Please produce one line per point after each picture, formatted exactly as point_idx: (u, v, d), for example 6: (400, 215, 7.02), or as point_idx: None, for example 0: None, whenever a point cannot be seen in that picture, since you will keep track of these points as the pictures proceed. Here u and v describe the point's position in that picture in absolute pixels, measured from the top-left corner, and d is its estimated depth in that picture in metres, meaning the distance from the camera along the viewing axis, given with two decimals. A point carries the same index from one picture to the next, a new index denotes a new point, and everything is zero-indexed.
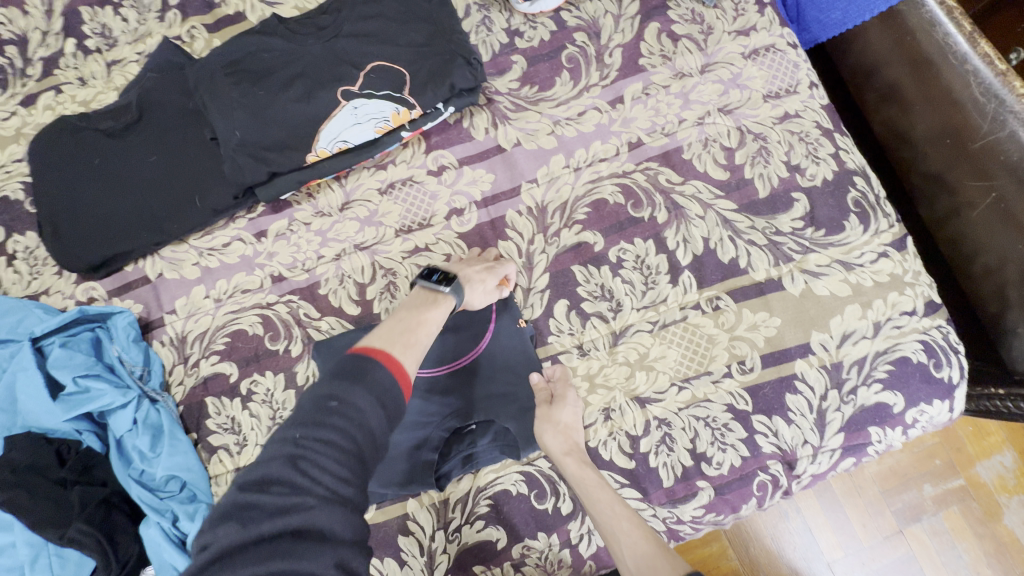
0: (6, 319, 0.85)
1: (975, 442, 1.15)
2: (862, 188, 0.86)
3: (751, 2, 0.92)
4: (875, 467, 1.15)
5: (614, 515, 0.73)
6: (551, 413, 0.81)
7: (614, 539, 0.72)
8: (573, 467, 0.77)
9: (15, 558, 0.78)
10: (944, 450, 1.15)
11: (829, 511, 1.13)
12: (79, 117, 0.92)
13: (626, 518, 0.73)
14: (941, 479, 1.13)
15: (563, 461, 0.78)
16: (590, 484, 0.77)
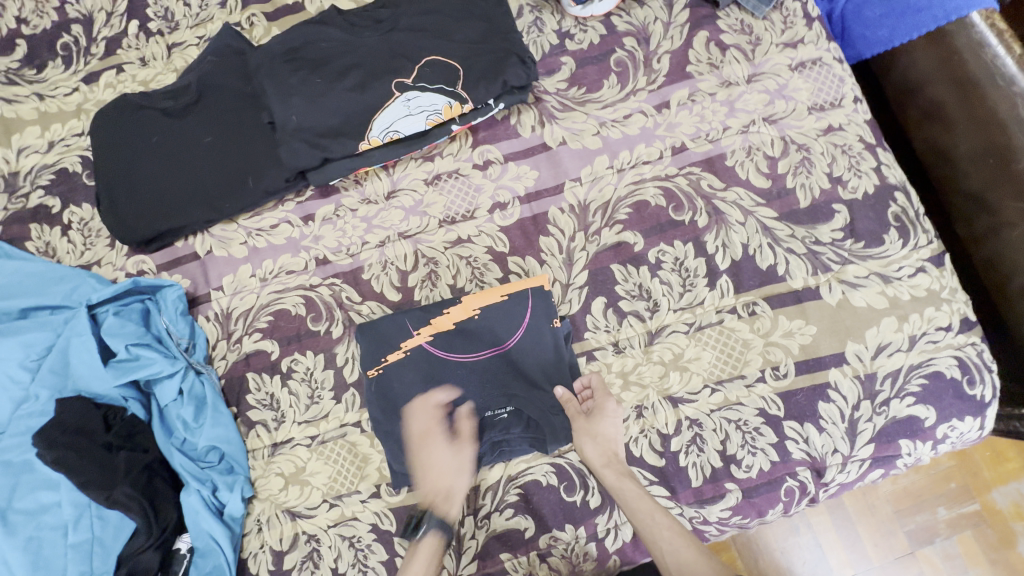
0: (61, 286, 0.89)
1: (991, 467, 1.14)
2: (902, 204, 0.88)
3: (800, 15, 0.93)
4: (889, 487, 1.14)
5: (656, 521, 0.76)
6: (590, 424, 0.83)
7: (655, 543, 0.75)
8: (611, 477, 0.80)
9: (59, 518, 0.79)
10: (960, 474, 1.14)
11: (841, 528, 1.13)
12: (140, 96, 0.95)
13: (666, 525, 0.77)
14: (956, 502, 1.13)
15: (602, 470, 0.81)
16: (628, 491, 0.79)
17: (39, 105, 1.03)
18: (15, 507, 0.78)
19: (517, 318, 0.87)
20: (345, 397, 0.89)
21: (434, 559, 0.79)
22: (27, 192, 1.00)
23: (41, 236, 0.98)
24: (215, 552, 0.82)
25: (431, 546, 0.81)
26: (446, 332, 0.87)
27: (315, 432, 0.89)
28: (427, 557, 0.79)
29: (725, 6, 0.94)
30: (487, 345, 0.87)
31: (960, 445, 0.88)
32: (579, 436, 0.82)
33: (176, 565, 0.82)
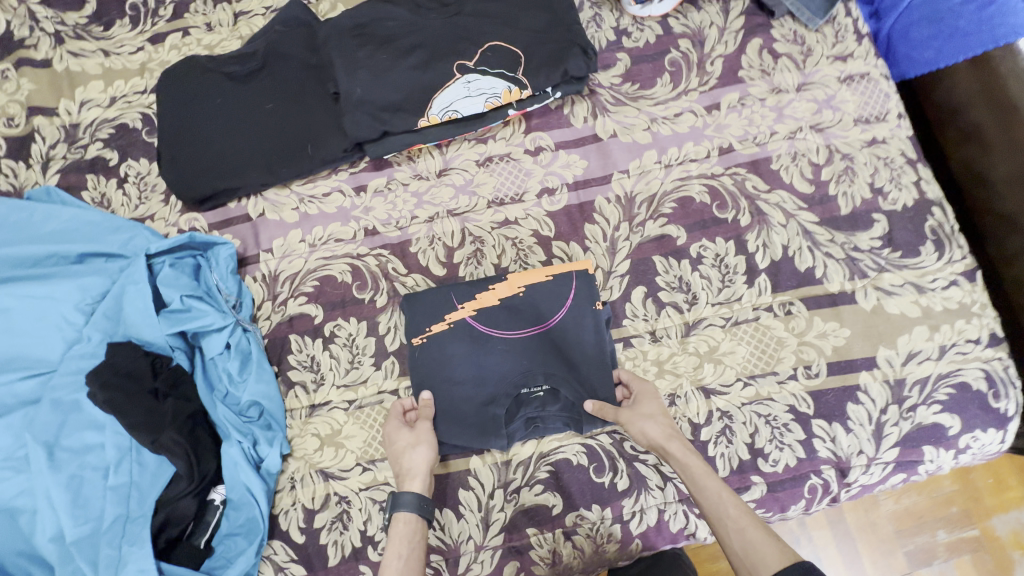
0: (118, 236, 0.90)
1: (993, 494, 1.15)
2: (940, 218, 0.90)
3: (852, 31, 0.97)
4: (890, 506, 1.15)
5: (720, 499, 0.71)
6: (637, 408, 0.82)
7: (720, 522, 0.70)
8: (677, 451, 0.77)
9: (101, 459, 0.81)
10: (960, 498, 1.15)
11: (840, 543, 1.14)
12: (207, 60, 0.99)
13: (734, 506, 0.70)
14: (956, 526, 1.14)
15: (665, 445, 0.78)
16: (697, 467, 0.75)
17: (103, 61, 1.05)
18: (62, 444, 0.80)
19: (560, 298, 0.89)
20: (385, 365, 0.91)
21: (411, 540, 0.75)
22: (85, 144, 1.02)
23: (97, 187, 1.00)
24: (249, 505, 0.84)
25: (405, 526, 0.76)
26: (490, 308, 0.90)
27: (353, 397, 0.91)
28: (402, 541, 0.75)
29: (779, 16, 0.98)
30: (529, 322, 0.89)
31: (980, 458, 0.89)
32: (631, 422, 0.80)
33: (209, 515, 0.85)
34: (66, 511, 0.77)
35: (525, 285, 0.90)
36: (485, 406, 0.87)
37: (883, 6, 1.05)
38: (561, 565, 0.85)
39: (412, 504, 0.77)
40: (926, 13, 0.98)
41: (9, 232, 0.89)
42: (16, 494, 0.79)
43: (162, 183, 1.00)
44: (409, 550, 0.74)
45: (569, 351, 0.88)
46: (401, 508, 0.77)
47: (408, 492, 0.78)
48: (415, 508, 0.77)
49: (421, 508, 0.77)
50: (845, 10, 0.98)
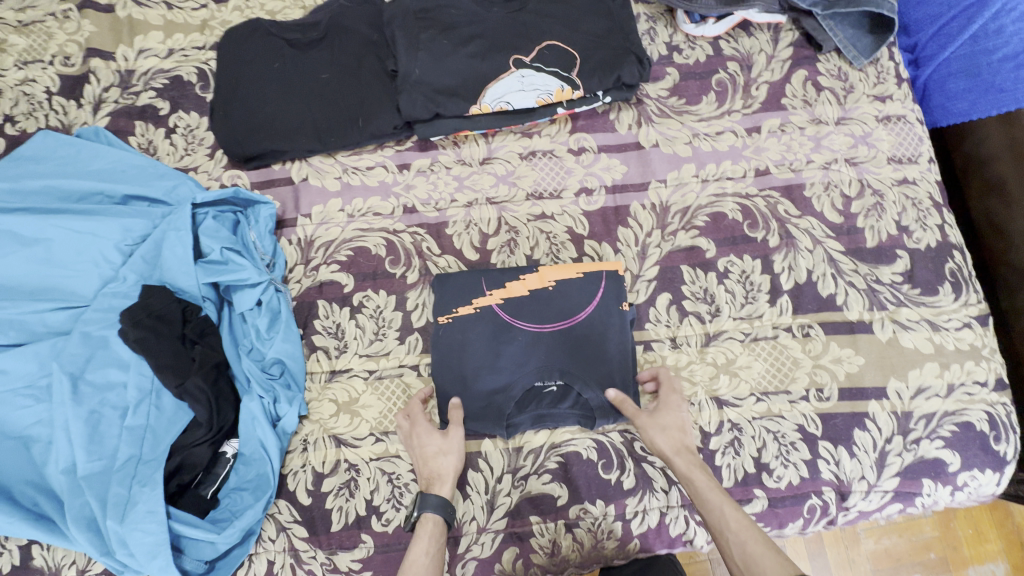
0: (163, 183, 0.92)
1: (971, 544, 1.17)
2: (959, 262, 0.94)
3: (893, 74, 1.02)
4: (871, 546, 1.17)
5: (722, 513, 0.73)
6: (653, 418, 0.83)
7: (721, 534, 0.72)
8: (683, 467, 0.79)
9: (122, 399, 0.82)
10: (940, 545, 1.17)
11: None
12: (271, 24, 1.01)
13: (736, 519, 0.72)
14: (932, 572, 1.16)
15: (671, 458, 0.80)
16: (701, 480, 0.77)
17: (166, 14, 1.07)
18: (86, 378, 0.81)
19: (587, 296, 0.91)
20: (409, 340, 0.93)
21: (435, 544, 0.77)
22: (137, 90, 1.03)
23: (144, 133, 1.01)
24: (260, 461, 0.85)
25: (430, 525, 0.78)
26: (518, 299, 0.91)
27: (374, 367, 0.92)
28: (429, 541, 0.77)
29: (826, 51, 1.02)
30: (556, 317, 0.90)
31: (975, 499, 0.91)
32: (645, 428, 0.82)
33: (219, 467, 0.86)
34: (83, 444, 0.78)
35: (555, 280, 0.92)
36: (498, 393, 0.88)
37: (923, 56, 1.08)
38: (559, 557, 0.86)
39: (438, 505, 0.79)
40: (964, 66, 1.02)
41: (56, 164, 0.91)
42: (33, 423, 0.80)
43: (210, 137, 1.01)
44: (433, 548, 0.77)
45: (587, 346, 0.89)
46: (428, 509, 0.78)
47: (435, 495, 0.79)
48: (441, 511, 0.79)
49: (447, 512, 0.79)
50: (888, 54, 1.02)
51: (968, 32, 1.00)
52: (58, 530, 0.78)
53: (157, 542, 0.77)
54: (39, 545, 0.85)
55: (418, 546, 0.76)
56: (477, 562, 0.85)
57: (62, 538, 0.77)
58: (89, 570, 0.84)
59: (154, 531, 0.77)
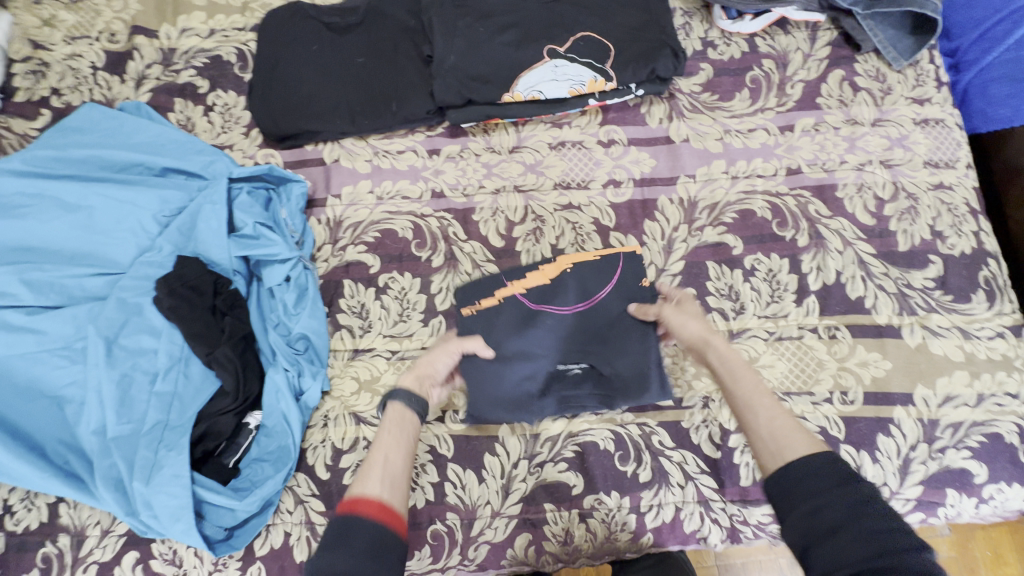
0: (201, 158, 0.94)
1: (991, 566, 1.14)
2: (994, 270, 0.92)
3: (933, 77, 1.00)
4: None
5: (756, 389, 0.69)
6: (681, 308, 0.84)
7: (749, 409, 0.68)
8: (721, 346, 0.76)
9: (152, 365, 0.84)
10: (958, 565, 1.14)
11: None
12: (311, 7, 1.03)
13: (769, 400, 0.68)
14: None
15: (707, 339, 0.77)
16: (736, 364, 0.74)
17: None
18: (120, 342, 0.83)
19: (606, 275, 0.92)
20: (432, 322, 0.94)
21: (401, 430, 0.74)
22: (178, 68, 1.06)
23: (183, 110, 1.04)
24: (282, 434, 0.86)
25: (396, 415, 0.75)
26: (537, 287, 0.92)
27: (396, 347, 0.93)
28: (393, 430, 0.74)
29: (865, 52, 1.01)
30: (576, 298, 0.91)
31: (1000, 514, 0.88)
32: (673, 316, 0.83)
33: (242, 438, 0.87)
34: (113, 406, 0.80)
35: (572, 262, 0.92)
36: (524, 380, 0.89)
37: (964, 60, 1.06)
38: (572, 546, 0.86)
39: (405, 395, 0.77)
40: (1008, 71, 0.99)
41: (99, 136, 0.94)
42: (66, 383, 0.82)
43: (246, 116, 1.03)
44: (401, 434, 0.74)
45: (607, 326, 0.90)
46: (394, 397, 0.77)
47: (402, 387, 0.78)
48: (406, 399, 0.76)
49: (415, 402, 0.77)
50: (929, 57, 1.01)
51: (1013, 36, 0.99)
52: (85, 489, 0.80)
53: (181, 505, 0.78)
54: (66, 504, 0.87)
55: (385, 429, 0.74)
56: (490, 546, 0.85)
57: (89, 497, 0.79)
58: (112, 531, 0.86)
59: (178, 494, 0.78)
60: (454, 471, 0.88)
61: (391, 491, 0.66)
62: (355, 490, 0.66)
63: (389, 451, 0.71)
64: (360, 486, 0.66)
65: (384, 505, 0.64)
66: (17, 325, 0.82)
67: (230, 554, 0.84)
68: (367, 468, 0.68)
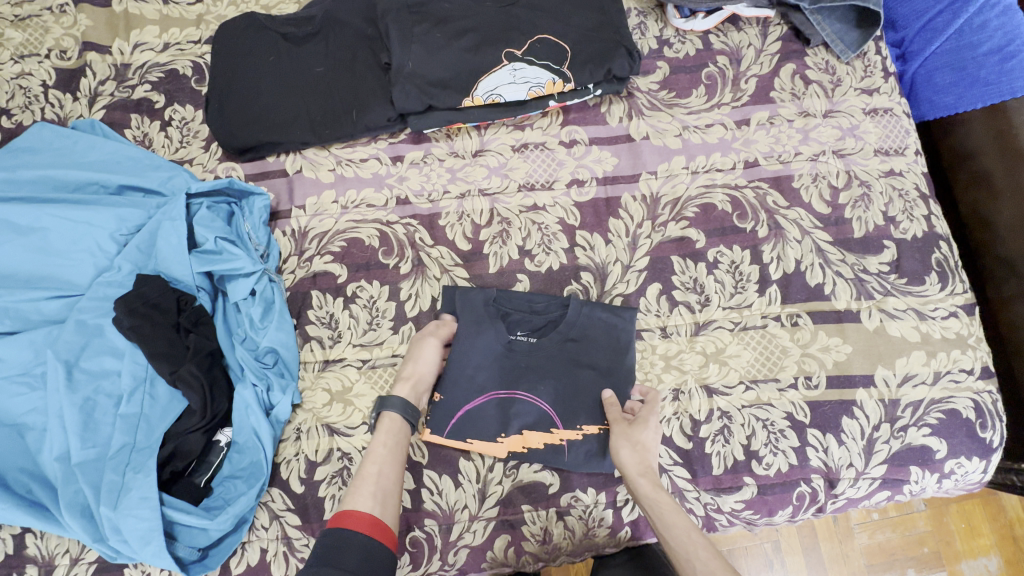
0: (158, 174, 0.92)
1: (963, 538, 1.18)
2: (945, 252, 0.95)
3: (880, 68, 1.03)
4: (865, 540, 1.18)
5: (688, 534, 0.72)
6: (631, 430, 0.81)
7: (685, 557, 0.70)
8: (648, 486, 0.77)
9: (116, 387, 0.82)
10: (932, 539, 1.18)
11: (813, 571, 1.15)
12: (266, 18, 1.03)
13: (703, 548, 0.70)
14: (925, 566, 1.17)
15: (635, 477, 0.78)
16: (670, 514, 0.74)
17: (161, 9, 1.08)
18: (80, 366, 0.81)
19: (447, 406, 0.88)
20: (402, 329, 0.93)
21: (393, 439, 0.80)
22: (133, 84, 1.04)
23: (139, 126, 1.02)
24: (254, 449, 0.85)
25: (389, 423, 0.81)
26: (528, 427, 0.87)
27: (367, 356, 0.93)
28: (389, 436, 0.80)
29: (814, 45, 1.04)
30: (492, 403, 0.87)
31: (963, 486, 0.91)
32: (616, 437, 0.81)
33: (213, 456, 0.86)
34: (75, 432, 0.78)
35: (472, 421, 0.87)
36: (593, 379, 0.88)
37: (909, 50, 1.09)
38: (550, 544, 0.86)
39: (400, 405, 0.81)
40: (950, 60, 1.04)
41: (51, 155, 0.92)
42: (27, 411, 0.80)
43: (204, 130, 1.02)
44: (391, 442, 0.80)
45: (465, 366, 0.88)
46: (389, 407, 0.81)
47: (397, 395, 0.83)
48: (402, 410, 0.81)
49: (407, 409, 0.82)
50: (875, 48, 1.04)
51: (953, 27, 1.03)
52: (51, 517, 0.78)
53: (150, 528, 0.77)
54: (32, 534, 0.85)
55: (377, 439, 0.80)
56: (469, 550, 0.86)
57: (56, 526, 0.78)
58: (82, 559, 0.84)
59: (147, 517, 0.77)
60: (430, 477, 0.88)
61: (382, 509, 0.72)
62: (347, 504, 0.72)
63: (383, 464, 0.77)
64: (352, 500, 0.72)
65: (377, 521, 0.70)
66: None
67: None
68: (361, 481, 0.74)
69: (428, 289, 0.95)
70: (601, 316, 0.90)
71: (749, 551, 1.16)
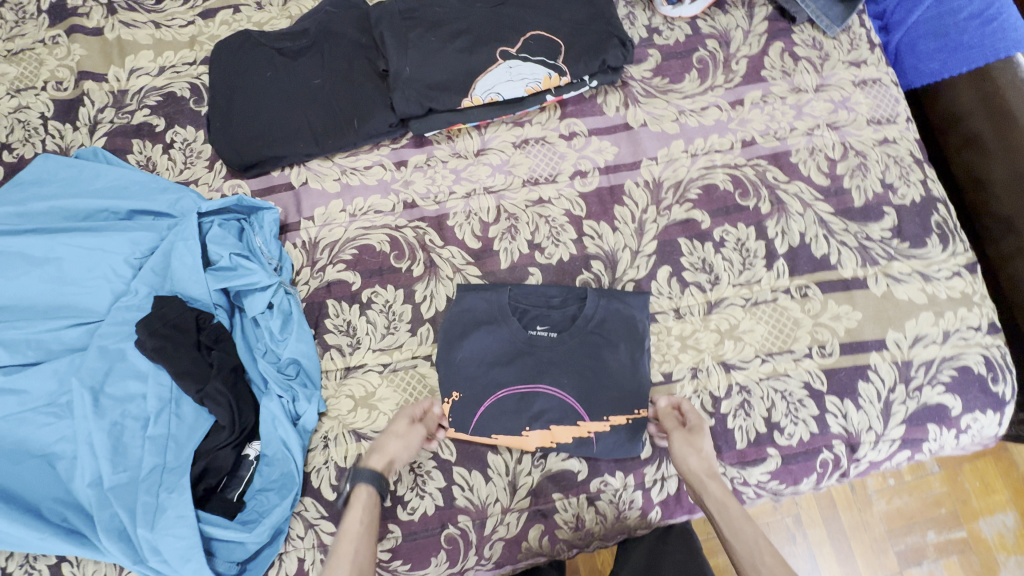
0: (167, 196, 0.93)
1: (981, 497, 1.20)
2: (944, 215, 0.97)
3: (865, 40, 1.05)
4: (884, 507, 1.20)
5: (756, 543, 0.71)
6: (691, 437, 0.83)
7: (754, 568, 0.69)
8: (716, 489, 0.79)
9: (142, 410, 0.82)
10: (950, 500, 1.20)
11: (835, 541, 1.18)
12: (261, 35, 1.04)
13: (770, 558, 0.69)
14: (944, 527, 1.19)
15: (705, 481, 0.79)
16: (736, 521, 0.74)
17: (154, 33, 1.09)
18: (106, 391, 0.81)
19: (470, 402, 0.88)
20: (420, 331, 0.95)
21: (369, 511, 0.78)
22: (132, 110, 1.05)
23: (142, 151, 1.02)
24: (284, 460, 0.86)
25: (363, 497, 0.79)
26: (555, 421, 0.88)
27: (387, 360, 0.94)
28: (364, 510, 0.78)
29: (800, 23, 1.06)
30: (514, 399, 0.88)
31: (979, 441, 0.93)
32: (678, 444, 0.83)
33: (243, 470, 0.86)
34: (107, 457, 0.78)
35: (492, 418, 0.88)
36: (616, 367, 0.89)
37: (891, 21, 1.12)
38: (583, 531, 0.88)
39: (372, 477, 0.80)
40: (933, 27, 1.06)
41: (58, 185, 0.92)
42: (55, 440, 0.80)
43: (208, 150, 1.03)
44: (368, 518, 0.78)
45: (486, 368, 0.89)
46: (362, 480, 0.80)
47: (370, 467, 0.81)
48: (374, 482, 0.80)
49: (380, 482, 0.80)
50: (859, 21, 1.06)
51: None
52: (88, 543, 0.78)
53: (190, 545, 0.78)
54: (68, 563, 0.85)
55: (353, 515, 0.77)
56: (504, 542, 0.87)
57: (94, 551, 0.78)
58: None
59: (186, 535, 0.78)
60: (461, 474, 0.89)
61: None
62: None
63: (359, 541, 0.75)
64: None
65: None
66: None
67: None
68: (334, 563, 0.72)
69: (442, 289, 0.96)
70: (614, 308, 0.91)
71: (772, 527, 1.18)
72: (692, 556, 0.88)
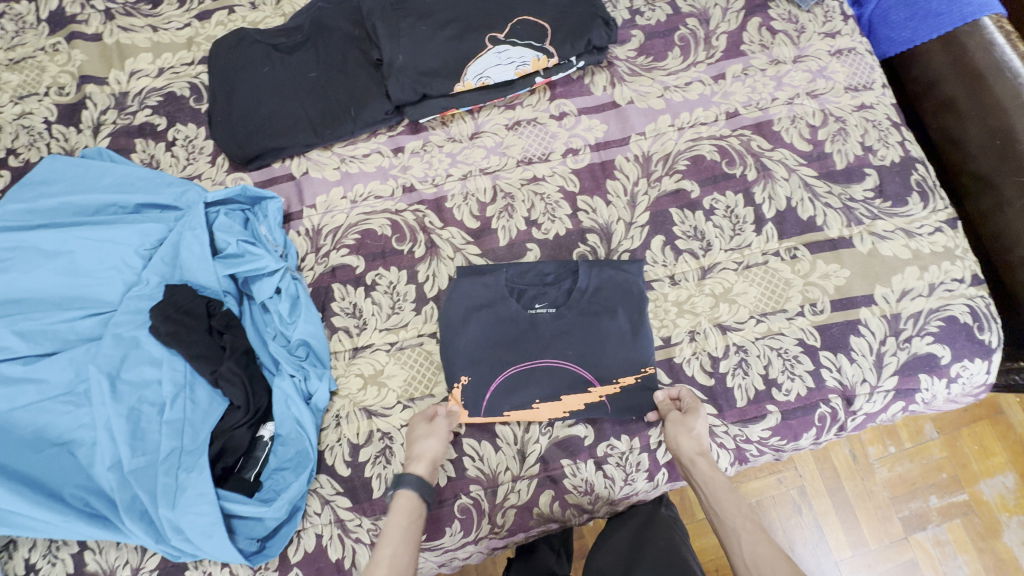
0: (172, 190, 0.95)
1: (980, 459, 1.23)
2: (923, 173, 1.01)
3: (838, 12, 1.10)
4: (886, 475, 1.23)
5: (736, 512, 0.75)
6: (685, 418, 0.86)
7: (733, 534, 0.74)
8: (704, 466, 0.82)
9: (158, 395, 0.85)
10: (950, 465, 1.23)
11: (839, 510, 1.20)
12: (256, 33, 1.07)
13: (747, 525, 0.74)
14: (946, 491, 1.22)
15: (695, 460, 0.83)
16: (717, 493, 0.79)
17: (152, 36, 1.12)
18: (122, 377, 0.84)
19: (479, 383, 0.90)
20: (424, 310, 0.97)
21: (411, 516, 0.79)
22: (133, 111, 1.08)
23: (145, 150, 1.05)
24: (298, 438, 0.88)
25: (405, 502, 0.80)
26: (563, 390, 0.90)
27: (394, 339, 0.96)
28: (405, 514, 0.79)
29: None
30: (522, 374, 0.91)
31: (970, 389, 0.96)
32: (671, 425, 0.86)
33: (259, 451, 0.89)
34: (125, 441, 0.80)
35: (503, 396, 0.90)
36: (616, 332, 0.91)
37: None
38: (593, 494, 0.90)
39: (416, 484, 0.81)
40: None
41: (65, 184, 0.95)
42: (74, 427, 0.82)
43: (209, 145, 1.06)
44: (409, 523, 0.79)
45: (489, 342, 0.92)
46: (405, 485, 0.81)
47: (412, 472, 0.82)
48: (417, 488, 0.81)
49: (423, 488, 0.81)
50: None
51: None
52: (110, 525, 0.80)
53: (211, 522, 0.79)
54: (91, 551, 0.87)
55: (393, 520, 0.79)
56: (516, 509, 0.89)
57: (116, 533, 0.80)
58: (143, 567, 0.86)
59: (206, 512, 0.80)
60: (471, 445, 0.92)
61: None
62: None
63: (398, 545, 0.76)
64: None
65: None
66: (18, 376, 0.83)
67: (266, 564, 0.85)
68: (374, 566, 0.73)
69: (444, 269, 0.99)
70: (610, 275, 0.94)
71: (777, 500, 1.21)
72: (674, 544, 0.88)
